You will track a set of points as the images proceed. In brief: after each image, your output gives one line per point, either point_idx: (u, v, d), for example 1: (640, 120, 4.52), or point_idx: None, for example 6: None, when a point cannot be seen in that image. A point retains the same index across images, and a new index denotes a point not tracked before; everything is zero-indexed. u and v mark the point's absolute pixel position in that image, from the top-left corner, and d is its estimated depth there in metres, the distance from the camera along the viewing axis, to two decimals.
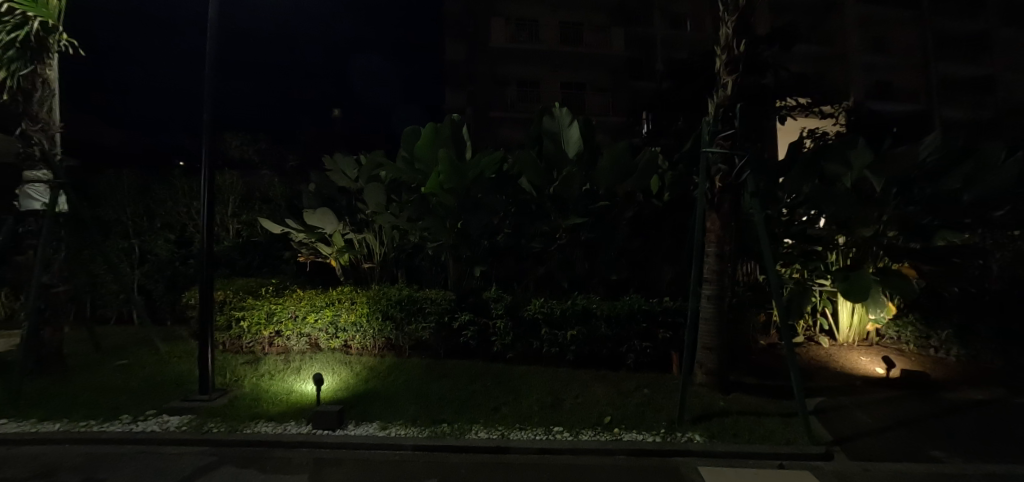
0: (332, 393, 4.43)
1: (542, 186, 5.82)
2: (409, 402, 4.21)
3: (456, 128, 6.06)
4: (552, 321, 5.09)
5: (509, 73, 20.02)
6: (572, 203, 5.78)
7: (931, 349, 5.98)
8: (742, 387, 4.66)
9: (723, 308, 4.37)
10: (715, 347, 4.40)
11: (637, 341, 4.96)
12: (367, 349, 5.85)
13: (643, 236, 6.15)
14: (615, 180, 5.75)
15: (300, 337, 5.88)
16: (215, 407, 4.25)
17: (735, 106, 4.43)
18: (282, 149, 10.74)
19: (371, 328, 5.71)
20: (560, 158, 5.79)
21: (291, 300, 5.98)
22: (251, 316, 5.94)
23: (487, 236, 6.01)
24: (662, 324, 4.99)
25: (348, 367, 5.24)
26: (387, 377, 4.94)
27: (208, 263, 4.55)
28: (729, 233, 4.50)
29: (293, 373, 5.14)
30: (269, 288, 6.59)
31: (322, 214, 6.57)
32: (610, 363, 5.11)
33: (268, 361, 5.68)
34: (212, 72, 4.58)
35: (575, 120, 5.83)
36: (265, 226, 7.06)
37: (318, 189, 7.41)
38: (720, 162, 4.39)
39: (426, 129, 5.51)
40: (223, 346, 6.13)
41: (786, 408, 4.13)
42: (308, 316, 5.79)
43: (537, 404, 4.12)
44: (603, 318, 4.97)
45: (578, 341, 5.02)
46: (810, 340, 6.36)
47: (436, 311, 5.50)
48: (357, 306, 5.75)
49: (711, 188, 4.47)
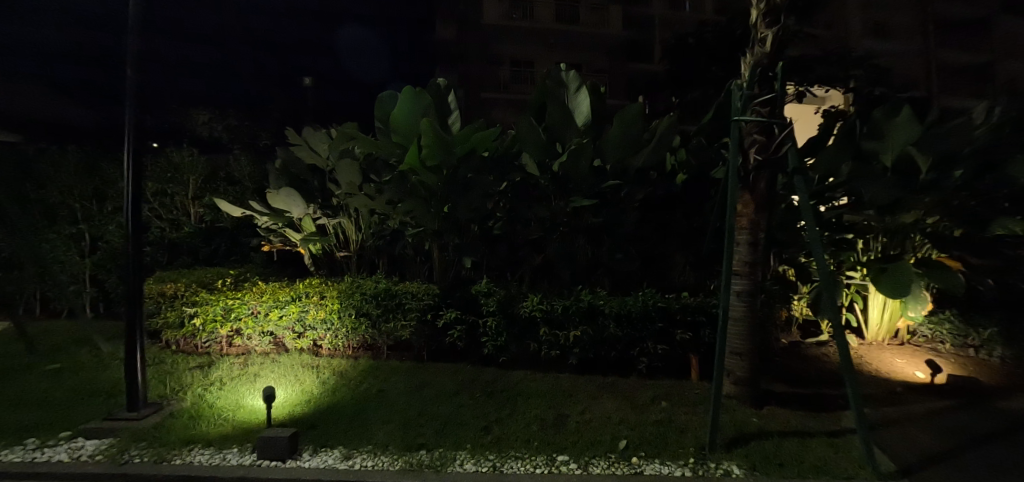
0: (289, 409, 3.69)
1: (540, 161, 5.02)
2: (381, 420, 3.48)
3: (443, 95, 5.21)
4: (552, 319, 4.35)
5: (502, 52, 19.01)
6: (576, 182, 4.98)
7: (972, 348, 5.40)
8: (772, 398, 3.99)
9: (755, 306, 3.67)
10: (747, 352, 3.68)
11: (651, 344, 4.24)
12: (339, 349, 5.12)
13: (653, 222, 5.42)
14: (626, 157, 4.94)
15: (262, 336, 5.15)
16: (143, 428, 3.47)
17: (775, 64, 3.65)
18: (254, 127, 9.88)
19: (343, 327, 4.97)
20: (565, 130, 4.93)
21: (251, 294, 5.23)
22: (205, 312, 5.19)
23: (477, 221, 5.24)
24: (680, 324, 4.24)
25: (315, 373, 4.51)
26: (358, 386, 4.20)
27: (133, 253, 3.74)
28: (765, 218, 3.75)
29: (250, 379, 4.40)
30: (230, 280, 5.84)
31: (288, 195, 5.89)
32: (619, 368, 4.42)
33: (223, 364, 4.94)
34: (137, 10, 3.63)
35: (584, 85, 4.98)
36: (226, 209, 6.20)
37: (284, 166, 6.52)
38: (756, 132, 3.63)
39: (403, 93, 4.71)
40: (178, 346, 5.46)
41: (832, 427, 3.45)
42: (270, 312, 5.05)
43: (536, 423, 3.41)
44: (612, 317, 4.22)
45: (582, 344, 4.30)
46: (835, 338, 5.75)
47: (417, 307, 4.76)
48: (326, 301, 5.00)
49: (745, 163, 3.69)
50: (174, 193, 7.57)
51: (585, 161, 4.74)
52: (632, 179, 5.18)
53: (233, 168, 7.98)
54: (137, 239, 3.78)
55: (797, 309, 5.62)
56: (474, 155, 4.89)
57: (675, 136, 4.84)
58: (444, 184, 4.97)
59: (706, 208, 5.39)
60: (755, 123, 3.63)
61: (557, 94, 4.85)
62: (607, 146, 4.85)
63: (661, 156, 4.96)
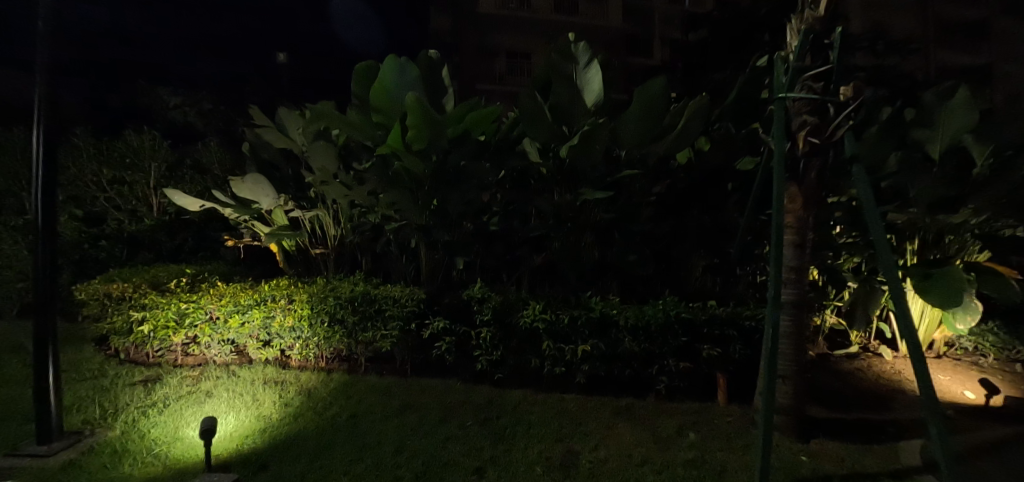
0: (237, 444, 3.01)
1: (544, 146, 4.38)
2: (349, 460, 2.80)
3: (433, 70, 4.52)
4: (556, 332, 3.72)
5: (498, 42, 18.18)
6: (585, 171, 4.31)
7: (1019, 364, 4.90)
8: (816, 427, 3.39)
9: (803, 321, 3.06)
10: (794, 375, 3.07)
11: (672, 360, 3.61)
12: (311, 361, 4.48)
13: (669, 219, 4.82)
14: (644, 145, 4.31)
15: (222, 344, 4.51)
16: (49, 468, 2.77)
17: (832, 28, 3.03)
18: (229, 112, 9.16)
19: (314, 336, 4.33)
20: (573, 110, 4.26)
21: (209, 297, 4.56)
22: (156, 318, 4.50)
23: (471, 215, 4.59)
24: (707, 339, 3.61)
25: (279, 391, 3.84)
26: (325, 410, 3.53)
27: (44, 261, 2.97)
28: (814, 215, 3.14)
29: (200, 399, 3.72)
30: (187, 280, 5.15)
31: (255, 184, 5.18)
32: (635, 387, 3.80)
33: (174, 377, 4.29)
34: None
35: (595, 59, 4.21)
36: (179, 203, 5.51)
37: (253, 151, 5.83)
38: (809, 110, 3.00)
39: (384, 65, 4.09)
40: (128, 355, 4.81)
41: (900, 470, 2.84)
42: (230, 319, 4.40)
43: (541, 463, 2.74)
44: (627, 329, 3.60)
45: (591, 360, 3.69)
46: (867, 350, 5.21)
47: (398, 315, 4.09)
48: (294, 307, 4.34)
49: (794, 149, 3.05)
50: (132, 181, 6.84)
51: (597, 146, 4.08)
52: (649, 169, 4.54)
53: (202, 155, 7.31)
54: (49, 244, 2.98)
55: (826, 317, 5.07)
56: (469, 138, 4.23)
57: (701, 120, 4.19)
58: (432, 173, 4.34)
59: (729, 204, 4.76)
60: (807, 100, 2.97)
61: (564, 68, 4.17)
62: (621, 129, 4.19)
63: (684, 141, 4.29)
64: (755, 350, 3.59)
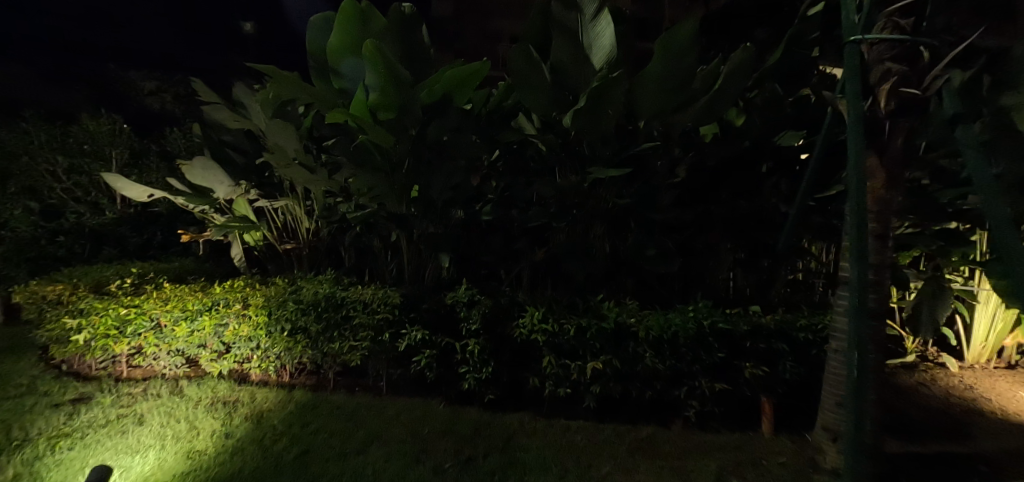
0: None
1: (544, 117, 3.66)
2: None
3: (408, 28, 3.77)
4: (560, 345, 3.01)
5: None
6: (593, 148, 3.57)
7: None
8: (892, 468, 2.66)
9: (883, 337, 2.32)
10: (871, 406, 2.35)
11: (704, 381, 2.87)
12: (272, 375, 3.81)
13: (693, 206, 4.07)
14: (666, 116, 3.55)
15: (172, 355, 3.85)
16: None
17: None
18: None
19: (274, 347, 3.66)
20: (578, 72, 3.48)
21: (153, 302, 3.87)
22: (91, 325, 3.84)
23: (458, 202, 3.86)
24: (749, 355, 2.86)
25: (223, 415, 3.17)
26: (273, 444, 2.84)
27: None
28: (897, 197, 2.37)
29: (127, 427, 3.06)
30: (133, 282, 4.48)
31: (207, 170, 4.67)
32: (656, 413, 3.10)
33: (111, 394, 3.64)
34: None
35: (606, 7, 3.30)
36: (127, 192, 4.97)
37: (212, 134, 5.17)
38: (896, 53, 2.23)
39: (341, 12, 3.41)
40: (69, 367, 4.18)
41: None
42: (176, 327, 3.72)
43: None
44: (649, 343, 2.87)
45: (603, 380, 2.96)
46: (925, 358, 4.49)
47: (369, 323, 3.40)
48: (249, 313, 3.67)
49: (874, 108, 2.27)
50: (92, 171, 6.20)
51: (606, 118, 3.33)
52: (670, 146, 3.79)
53: (175, 143, 6.73)
54: None
55: None
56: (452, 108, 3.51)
57: (736, 84, 3.40)
58: (408, 150, 3.66)
59: (766, 187, 3.98)
60: (891, 42, 2.22)
61: (567, 19, 3.37)
62: (638, 95, 3.42)
63: (715, 110, 3.53)
64: (809, 368, 2.86)
